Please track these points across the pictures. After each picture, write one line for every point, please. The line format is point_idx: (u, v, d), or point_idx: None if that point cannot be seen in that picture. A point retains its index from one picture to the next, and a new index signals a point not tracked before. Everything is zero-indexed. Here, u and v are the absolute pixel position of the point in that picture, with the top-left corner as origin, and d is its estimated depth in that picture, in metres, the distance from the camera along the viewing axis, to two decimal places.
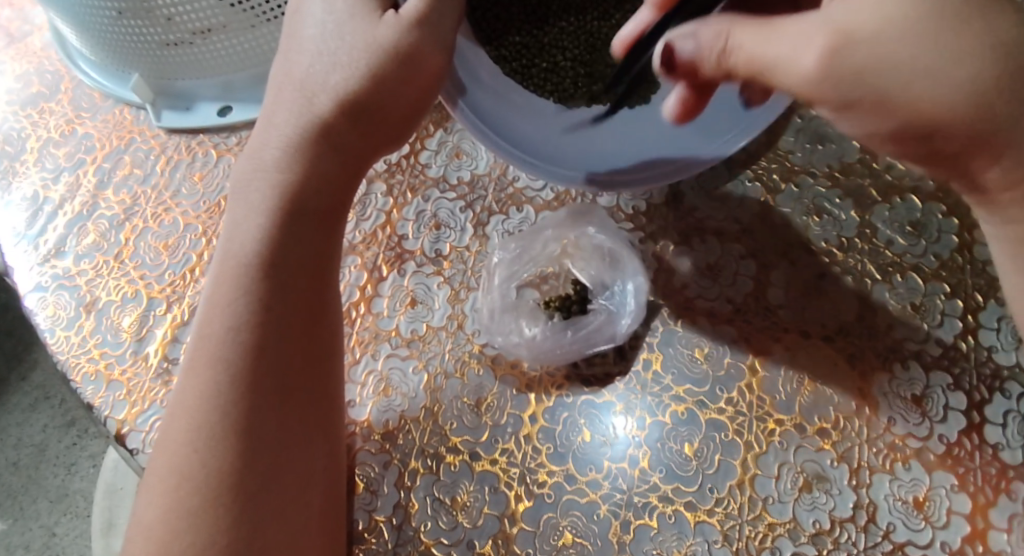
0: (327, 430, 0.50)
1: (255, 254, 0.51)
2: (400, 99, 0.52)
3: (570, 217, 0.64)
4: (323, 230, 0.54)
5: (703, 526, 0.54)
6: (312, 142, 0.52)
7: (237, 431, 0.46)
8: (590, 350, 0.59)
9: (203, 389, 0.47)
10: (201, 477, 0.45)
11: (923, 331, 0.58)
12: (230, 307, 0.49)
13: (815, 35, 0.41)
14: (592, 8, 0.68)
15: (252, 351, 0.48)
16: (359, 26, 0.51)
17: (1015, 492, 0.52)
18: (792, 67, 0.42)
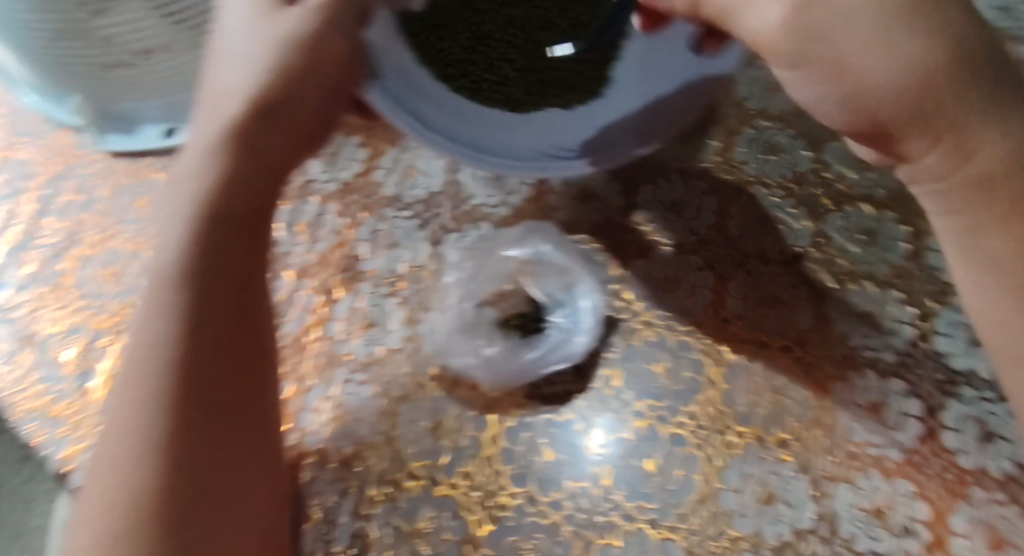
0: (264, 449, 0.45)
1: (178, 259, 0.44)
2: (312, 87, 0.51)
3: (524, 233, 0.64)
4: (256, 238, 0.48)
5: (667, 544, 0.53)
6: (233, 144, 0.48)
7: (164, 454, 0.39)
8: (545, 369, 0.58)
9: (123, 416, 0.40)
10: (125, 513, 0.38)
11: (878, 338, 0.58)
12: (149, 322, 0.43)
13: None
14: (534, 19, 0.70)
15: (179, 365, 0.41)
16: (263, 24, 0.50)
17: (973, 497, 0.53)
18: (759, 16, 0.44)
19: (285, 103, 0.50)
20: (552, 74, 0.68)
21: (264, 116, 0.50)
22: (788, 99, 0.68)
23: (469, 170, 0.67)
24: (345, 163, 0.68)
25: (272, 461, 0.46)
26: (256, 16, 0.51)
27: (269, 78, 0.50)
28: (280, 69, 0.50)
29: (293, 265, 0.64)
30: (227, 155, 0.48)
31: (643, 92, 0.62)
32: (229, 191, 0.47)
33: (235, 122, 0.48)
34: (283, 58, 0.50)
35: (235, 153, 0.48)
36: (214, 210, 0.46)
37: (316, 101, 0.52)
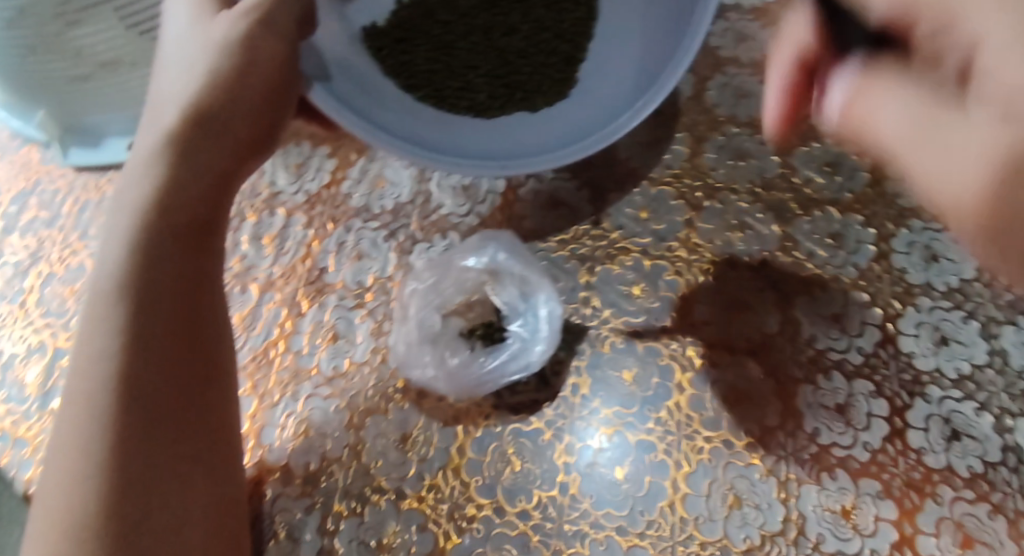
0: (210, 458, 0.46)
1: (117, 274, 0.44)
2: (251, 90, 0.49)
3: (479, 239, 0.62)
4: (198, 244, 0.47)
5: (635, 550, 0.54)
6: (172, 151, 0.47)
7: (106, 469, 0.40)
8: (506, 379, 0.57)
9: (68, 432, 0.41)
10: (67, 528, 0.39)
11: (844, 340, 0.58)
12: (91, 338, 0.43)
13: None
14: (497, 25, 0.68)
15: (121, 382, 0.42)
16: (199, 31, 0.49)
17: (940, 496, 0.53)
18: None
19: (226, 107, 0.48)
20: (518, 79, 0.66)
21: (205, 124, 0.48)
22: (759, 105, 0.66)
23: (437, 180, 0.66)
24: (312, 174, 0.67)
25: (214, 468, 0.46)
26: (194, 21, 0.50)
27: (205, 85, 0.48)
28: (213, 76, 0.48)
29: (259, 278, 0.63)
30: (168, 164, 0.46)
31: (607, 97, 0.61)
32: (171, 202, 0.46)
33: (174, 130, 0.47)
34: (216, 64, 0.48)
35: (176, 161, 0.46)
36: (156, 222, 0.45)
37: (259, 104, 0.50)
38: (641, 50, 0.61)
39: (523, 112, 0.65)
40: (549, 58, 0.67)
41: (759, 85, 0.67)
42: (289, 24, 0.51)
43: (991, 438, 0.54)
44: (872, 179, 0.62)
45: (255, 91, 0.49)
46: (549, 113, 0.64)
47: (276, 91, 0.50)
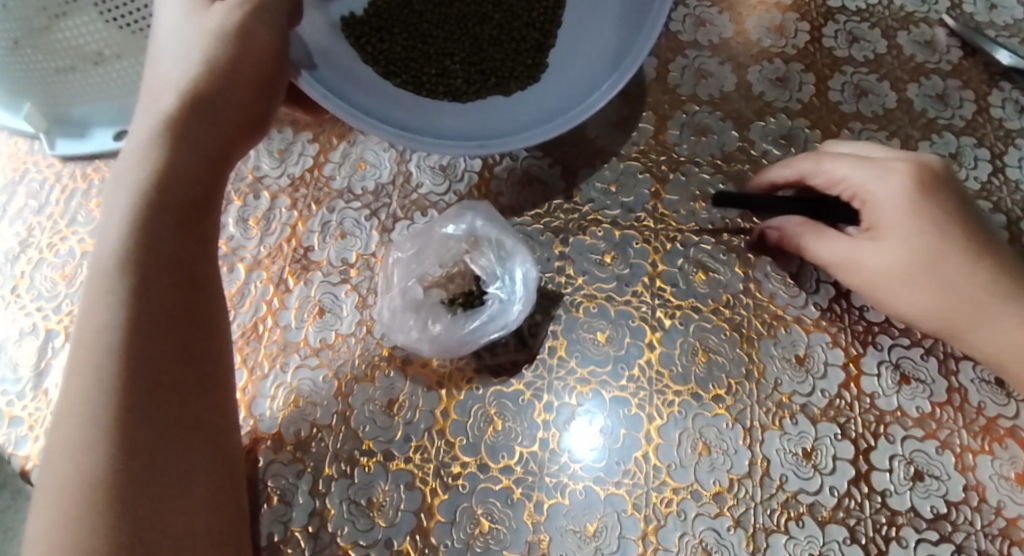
0: (209, 428, 0.48)
1: (119, 252, 0.45)
2: (245, 81, 0.50)
3: (457, 209, 0.65)
4: (193, 225, 0.48)
5: (613, 498, 0.57)
6: (167, 136, 0.48)
7: (113, 436, 0.42)
8: (487, 338, 0.59)
9: (74, 401, 0.43)
10: (78, 489, 0.41)
11: (802, 298, 0.62)
12: (95, 312, 0.44)
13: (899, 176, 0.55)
14: (471, 15, 0.71)
15: (124, 358, 0.44)
16: (194, 23, 0.50)
17: (892, 435, 0.58)
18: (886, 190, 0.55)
19: (222, 95, 0.49)
20: (492, 64, 0.69)
21: (198, 109, 0.49)
22: (718, 84, 0.70)
23: (416, 161, 0.69)
24: (295, 159, 0.69)
25: (214, 440, 0.48)
26: (189, 10, 0.50)
27: (201, 73, 0.49)
28: (208, 65, 0.49)
29: (246, 258, 0.66)
30: (166, 148, 0.47)
31: (576, 80, 0.64)
32: (169, 184, 0.47)
33: (170, 116, 0.48)
34: (211, 54, 0.49)
35: (175, 146, 0.48)
36: (153, 204, 0.46)
37: (253, 93, 0.51)
38: (610, 34, 0.64)
39: (497, 98, 0.68)
40: (521, 45, 0.69)
41: (719, 66, 0.71)
42: (281, 16, 0.52)
43: (937, 381, 0.59)
44: None
45: (248, 81, 0.50)
46: (521, 98, 0.67)
47: (269, 81, 0.51)
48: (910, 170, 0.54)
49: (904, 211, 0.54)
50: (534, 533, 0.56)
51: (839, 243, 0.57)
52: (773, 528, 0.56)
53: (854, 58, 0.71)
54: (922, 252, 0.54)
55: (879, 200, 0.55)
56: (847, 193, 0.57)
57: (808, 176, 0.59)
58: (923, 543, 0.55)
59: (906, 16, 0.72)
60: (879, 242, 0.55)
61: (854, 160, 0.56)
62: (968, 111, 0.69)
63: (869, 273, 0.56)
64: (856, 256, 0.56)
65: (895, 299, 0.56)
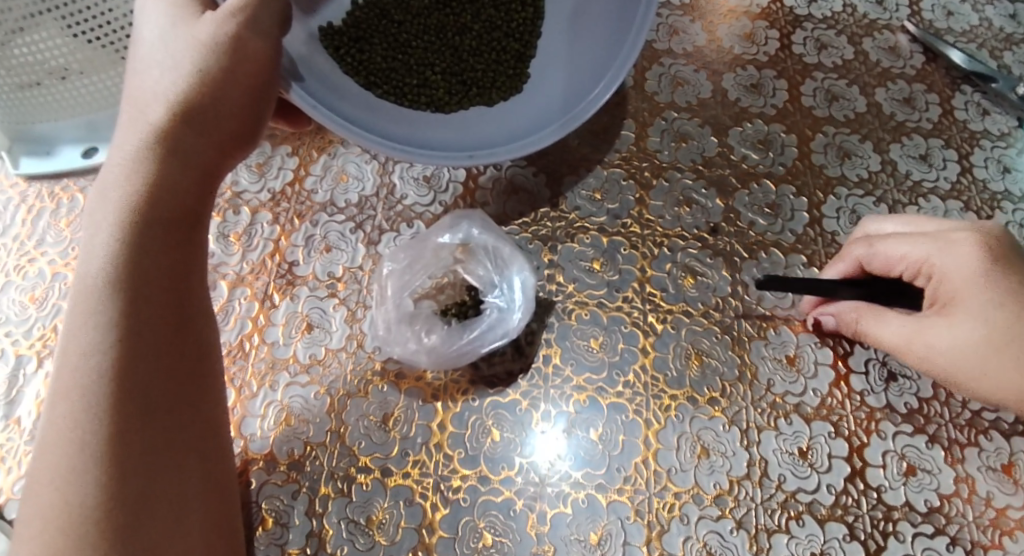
0: (202, 450, 0.46)
1: (107, 270, 0.44)
2: (238, 91, 0.48)
3: (451, 219, 0.64)
4: (181, 240, 0.47)
5: (615, 505, 0.57)
6: (154, 149, 0.46)
7: (105, 461, 0.40)
8: (485, 348, 0.59)
9: (60, 426, 0.40)
10: (65, 520, 0.39)
11: (788, 299, 0.63)
12: (81, 332, 0.42)
13: (959, 247, 0.52)
14: (450, 24, 0.71)
15: (114, 382, 0.42)
16: (181, 33, 0.48)
17: (884, 431, 0.59)
18: (944, 264, 0.52)
19: (214, 106, 0.48)
20: (473, 74, 0.69)
21: (188, 121, 0.47)
22: (694, 91, 0.72)
23: (399, 172, 0.68)
24: (275, 172, 0.68)
25: (207, 461, 0.46)
26: (174, 21, 0.49)
27: (192, 84, 0.47)
28: (200, 76, 0.47)
29: (228, 275, 0.64)
30: (156, 161, 0.46)
31: (560, 91, 0.65)
32: (158, 198, 0.46)
33: (158, 129, 0.46)
34: (203, 64, 0.47)
35: (165, 158, 0.46)
36: (142, 219, 0.45)
37: (245, 104, 0.49)
38: (589, 45, 0.65)
39: (480, 108, 0.68)
40: (502, 55, 0.69)
41: (694, 73, 0.72)
42: (274, 26, 0.49)
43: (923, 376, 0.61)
44: (801, 154, 0.70)
45: (240, 91, 0.49)
46: (505, 109, 0.67)
47: (261, 92, 0.50)
48: (973, 240, 0.52)
49: (982, 282, 0.50)
50: (538, 544, 0.56)
51: (903, 328, 0.54)
52: (774, 528, 0.56)
53: (823, 64, 0.73)
54: (1008, 326, 0.50)
55: (943, 275, 0.52)
56: (908, 269, 0.54)
57: (864, 260, 0.57)
58: (920, 537, 0.56)
59: (870, 23, 0.75)
60: (951, 320, 0.51)
61: (909, 236, 0.54)
62: (934, 113, 0.72)
63: (946, 357, 0.52)
64: (927, 339, 0.53)
65: (984, 379, 0.51)
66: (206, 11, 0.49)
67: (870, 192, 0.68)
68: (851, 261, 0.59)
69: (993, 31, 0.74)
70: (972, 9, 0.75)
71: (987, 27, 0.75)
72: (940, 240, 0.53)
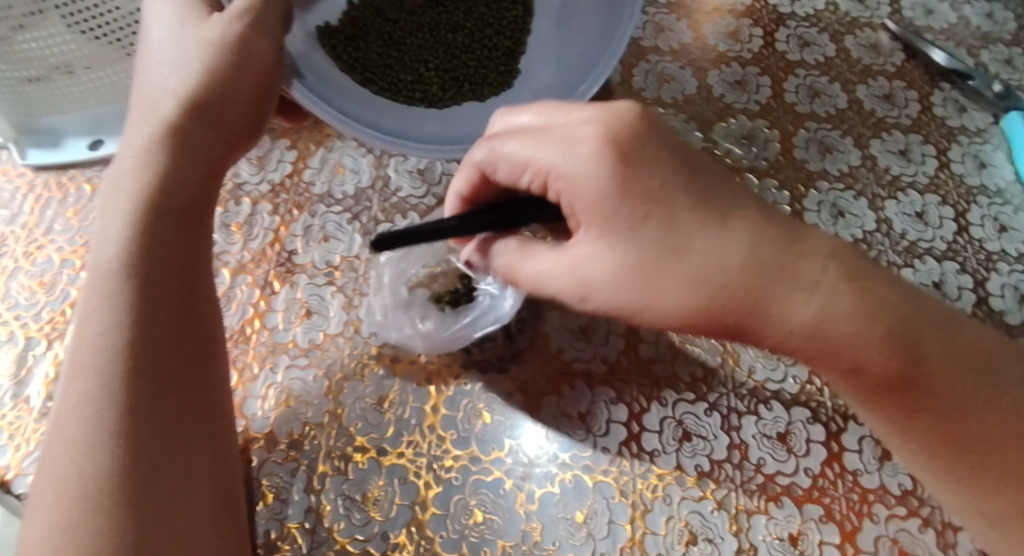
0: (210, 427, 0.49)
1: (121, 256, 0.46)
2: (245, 87, 0.51)
3: (446, 209, 0.67)
4: (189, 229, 0.49)
5: (601, 485, 0.59)
6: (164, 142, 0.49)
7: (119, 435, 0.43)
8: (478, 333, 0.62)
9: (77, 402, 0.43)
10: (82, 489, 0.41)
11: None
12: (97, 314, 0.45)
13: (581, 142, 0.41)
14: (443, 22, 0.73)
15: (128, 361, 0.44)
16: (192, 33, 0.50)
17: (861, 417, 0.62)
18: (569, 173, 0.41)
19: (221, 102, 0.50)
20: (466, 71, 0.71)
21: (196, 116, 0.50)
22: (681, 87, 0.74)
23: (394, 165, 0.70)
24: (275, 165, 0.70)
25: (215, 438, 0.49)
26: (183, 20, 0.51)
27: (200, 80, 0.50)
28: (210, 73, 0.50)
29: (230, 262, 0.66)
30: (165, 153, 0.49)
31: (550, 86, 0.67)
32: (168, 188, 0.48)
33: (168, 123, 0.49)
34: (213, 62, 0.50)
35: (174, 151, 0.49)
36: (152, 209, 0.48)
37: (251, 100, 0.52)
38: (578, 42, 0.67)
39: (473, 102, 0.69)
40: (493, 53, 0.72)
41: (680, 70, 0.75)
42: (279, 24, 0.52)
43: None
44: (783, 148, 0.72)
45: (246, 88, 0.51)
46: (496, 102, 0.69)
47: (266, 89, 0.52)
48: (598, 133, 0.41)
49: (616, 187, 0.40)
50: (527, 521, 0.58)
51: (552, 266, 0.44)
52: (753, 509, 0.59)
53: (806, 61, 0.76)
54: (655, 244, 0.40)
55: (575, 179, 0.41)
56: (536, 179, 0.43)
57: (488, 168, 0.46)
58: (893, 518, 0.59)
59: (851, 21, 0.77)
60: (599, 243, 0.41)
61: (529, 136, 0.43)
62: (914, 110, 0.74)
63: (605, 295, 0.41)
64: (584, 274, 0.42)
65: (653, 311, 0.41)
66: (214, 12, 0.52)
67: (851, 186, 0.71)
68: (472, 166, 0.47)
69: (970, 30, 0.77)
70: (951, 8, 0.78)
71: (964, 26, 0.77)
72: (574, 140, 0.41)
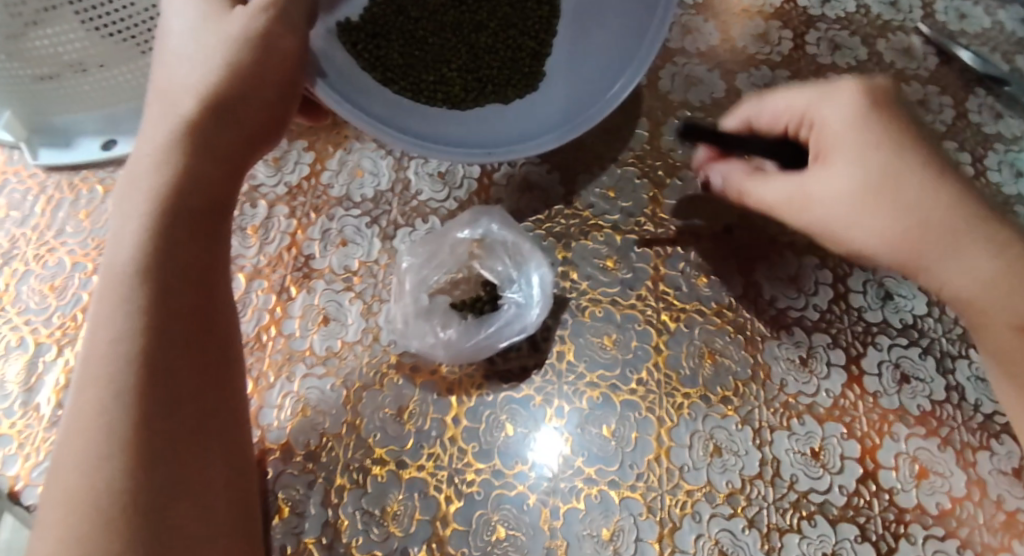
0: (224, 438, 0.47)
1: (136, 259, 0.44)
2: (267, 86, 0.49)
3: (470, 215, 0.65)
4: (206, 232, 0.48)
5: (627, 501, 0.57)
6: (182, 141, 0.47)
7: (132, 447, 0.41)
8: (503, 343, 0.60)
9: (87, 411, 0.41)
10: (91, 504, 0.39)
11: (802, 299, 0.64)
12: (110, 320, 0.43)
13: (844, 92, 0.52)
14: (466, 21, 0.71)
15: (142, 369, 0.42)
16: (212, 27, 0.49)
17: (896, 433, 0.60)
18: (827, 114, 0.52)
19: (242, 101, 0.49)
20: (489, 72, 0.69)
21: (217, 115, 0.48)
22: (708, 90, 0.72)
23: (414, 168, 0.68)
24: (292, 166, 0.68)
25: (230, 449, 0.47)
26: (203, 15, 0.49)
27: (221, 77, 0.48)
28: (231, 70, 0.48)
29: (246, 267, 0.64)
30: (183, 153, 0.47)
31: (576, 90, 0.65)
32: (186, 190, 0.47)
33: (187, 121, 0.47)
34: (234, 58, 0.48)
35: (193, 151, 0.47)
36: (170, 211, 0.46)
37: (272, 99, 0.50)
38: (606, 44, 0.65)
39: (495, 105, 0.68)
40: (517, 54, 0.70)
41: (707, 73, 0.73)
42: (302, 20, 0.51)
43: (936, 379, 0.61)
44: None
45: (268, 87, 0.49)
46: (520, 106, 0.67)
47: (288, 88, 0.51)
48: (858, 86, 0.52)
49: (869, 127, 0.51)
50: (551, 538, 0.56)
51: (782, 188, 0.54)
52: (786, 528, 0.57)
53: (837, 65, 0.74)
54: (886, 176, 0.50)
55: (828, 119, 0.52)
56: (793, 121, 0.55)
57: (753, 118, 0.57)
58: (931, 539, 0.57)
59: (883, 24, 0.75)
60: (842, 169, 0.51)
61: (797, 89, 0.54)
62: (948, 116, 0.72)
63: (822, 212, 0.52)
64: (809, 190, 0.52)
65: (859, 229, 0.51)
66: (235, 6, 0.50)
67: None
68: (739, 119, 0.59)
69: (1005, 35, 0.75)
70: (985, 12, 0.75)
71: (999, 30, 0.75)
72: (834, 86, 0.53)
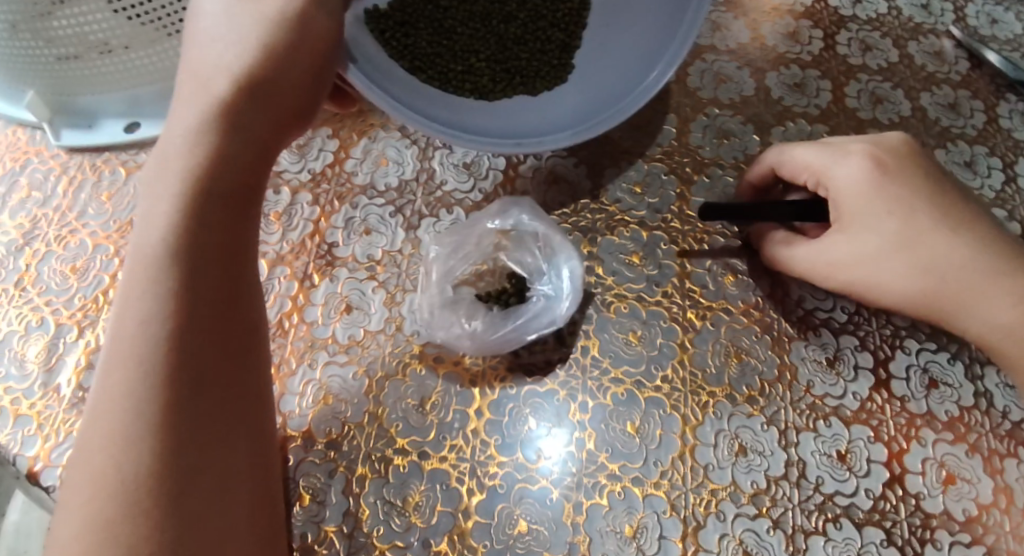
0: (251, 422, 0.46)
1: (167, 242, 0.44)
2: (299, 69, 0.49)
3: (500, 206, 0.64)
4: (236, 214, 0.47)
5: (651, 499, 0.56)
6: (214, 123, 0.46)
7: (159, 429, 0.40)
8: (531, 335, 0.59)
9: (115, 394, 0.41)
10: (118, 486, 0.39)
11: (829, 301, 0.63)
12: (139, 302, 0.43)
13: (855, 156, 0.56)
14: (495, 12, 0.71)
15: (170, 351, 0.42)
16: (247, 8, 0.48)
17: (924, 438, 0.59)
18: (841, 178, 0.55)
19: (274, 83, 0.48)
20: (517, 63, 0.69)
21: (249, 96, 0.47)
22: (737, 88, 0.71)
23: (439, 158, 0.67)
24: (316, 154, 0.67)
25: (257, 433, 0.47)
26: None
27: (254, 59, 0.47)
28: (264, 51, 0.47)
29: (268, 253, 0.64)
30: (214, 135, 0.46)
31: (604, 83, 0.64)
32: (216, 171, 0.46)
33: (219, 103, 0.47)
34: (269, 39, 0.47)
35: (224, 132, 0.47)
36: (200, 193, 0.45)
37: (304, 82, 0.49)
38: (638, 38, 0.64)
39: (523, 96, 0.67)
40: (546, 45, 0.69)
41: (737, 70, 0.72)
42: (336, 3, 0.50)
43: (964, 385, 0.60)
44: None
45: (300, 69, 0.49)
46: (547, 98, 0.67)
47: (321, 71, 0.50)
48: (867, 150, 0.56)
49: (880, 191, 0.54)
50: (573, 533, 0.55)
51: (807, 252, 0.58)
52: (811, 530, 0.56)
53: (868, 66, 0.73)
54: (903, 240, 0.54)
55: (841, 183, 0.55)
56: (810, 180, 0.58)
57: (776, 167, 0.60)
58: (957, 546, 0.56)
59: (915, 26, 0.74)
60: (859, 234, 0.55)
61: (814, 147, 0.58)
62: (980, 121, 0.71)
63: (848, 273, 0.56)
64: (832, 255, 0.56)
65: (885, 288, 0.55)
66: None
67: None
68: (763, 169, 0.61)
69: None
70: (1017, 17, 0.74)
71: None
72: (846, 150, 0.56)
